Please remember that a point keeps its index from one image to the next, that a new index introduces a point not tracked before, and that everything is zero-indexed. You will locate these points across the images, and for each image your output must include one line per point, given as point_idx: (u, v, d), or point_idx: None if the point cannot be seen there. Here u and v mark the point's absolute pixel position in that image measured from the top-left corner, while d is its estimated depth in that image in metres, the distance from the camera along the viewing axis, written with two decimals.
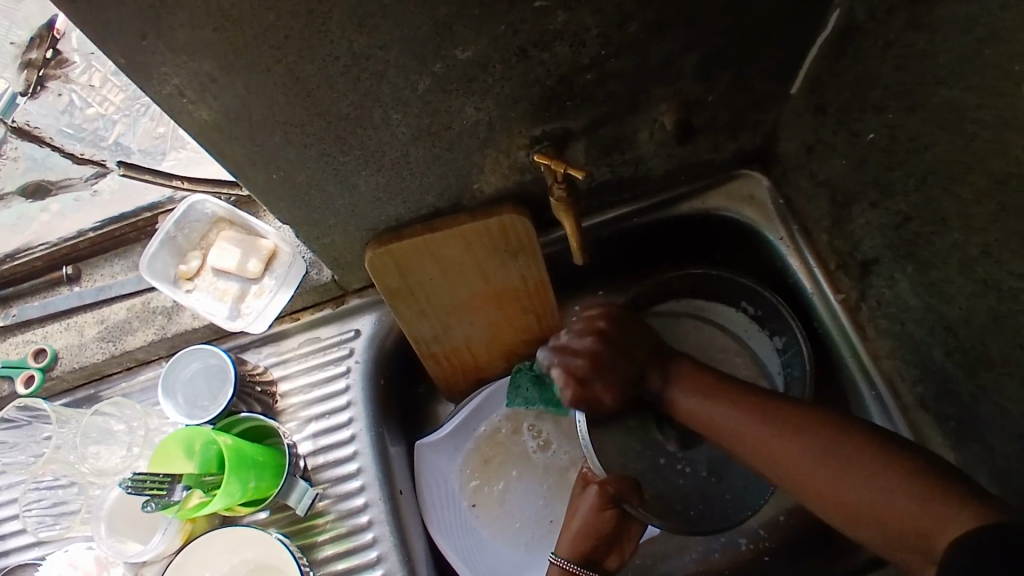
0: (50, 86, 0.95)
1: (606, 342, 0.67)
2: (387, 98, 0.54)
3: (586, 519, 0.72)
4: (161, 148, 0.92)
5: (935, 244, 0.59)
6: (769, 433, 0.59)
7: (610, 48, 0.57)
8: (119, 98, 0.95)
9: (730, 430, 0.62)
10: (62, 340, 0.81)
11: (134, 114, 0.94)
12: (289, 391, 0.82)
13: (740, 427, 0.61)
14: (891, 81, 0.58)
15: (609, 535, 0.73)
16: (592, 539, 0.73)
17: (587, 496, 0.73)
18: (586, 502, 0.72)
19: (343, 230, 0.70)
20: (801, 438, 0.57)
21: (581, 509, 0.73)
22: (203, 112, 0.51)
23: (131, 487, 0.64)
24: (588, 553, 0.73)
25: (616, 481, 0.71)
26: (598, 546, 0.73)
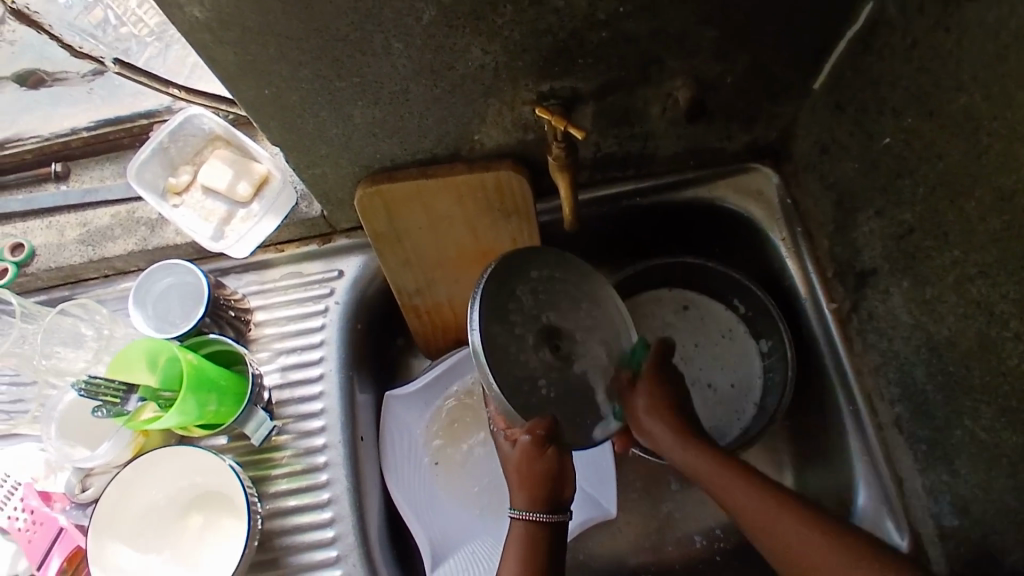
0: None
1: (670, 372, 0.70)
2: (389, 25, 0.52)
3: (523, 463, 0.61)
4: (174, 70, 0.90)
5: (934, 260, 0.57)
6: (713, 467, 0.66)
7: (627, 7, 0.54)
8: (153, 20, 0.94)
9: (704, 473, 0.67)
10: (42, 237, 0.80)
11: (165, 39, 0.93)
12: (264, 321, 0.81)
13: (749, 501, 0.63)
14: (915, 83, 0.55)
15: (553, 469, 0.62)
16: (541, 480, 0.63)
17: (521, 448, 0.61)
18: (518, 454, 0.61)
19: (334, 162, 0.68)
20: (761, 495, 0.62)
21: (517, 454, 0.61)
22: (194, 10, 0.48)
23: (84, 391, 0.64)
24: (540, 497, 0.63)
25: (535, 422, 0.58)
26: (551, 483, 0.63)
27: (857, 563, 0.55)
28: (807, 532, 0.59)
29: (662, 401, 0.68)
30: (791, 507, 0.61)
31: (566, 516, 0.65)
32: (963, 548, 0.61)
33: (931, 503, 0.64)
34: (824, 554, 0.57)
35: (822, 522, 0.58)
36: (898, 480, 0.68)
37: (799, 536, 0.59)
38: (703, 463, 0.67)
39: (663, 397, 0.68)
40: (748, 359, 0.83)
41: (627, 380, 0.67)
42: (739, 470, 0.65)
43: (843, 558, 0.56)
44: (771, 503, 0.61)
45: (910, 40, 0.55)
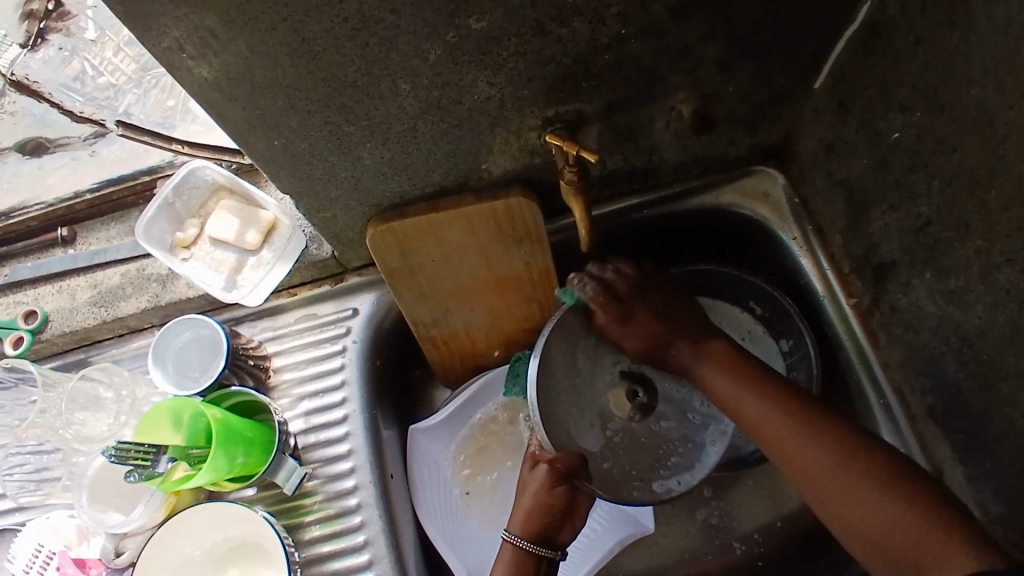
0: (51, 39, 0.91)
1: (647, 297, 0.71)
2: (396, 67, 0.52)
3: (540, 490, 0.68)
4: (169, 121, 0.87)
5: (956, 250, 0.57)
6: (773, 414, 0.62)
7: (630, 28, 0.55)
8: (131, 68, 0.92)
9: (749, 421, 0.63)
10: (53, 303, 0.79)
11: (146, 86, 0.91)
12: (282, 367, 0.80)
13: (786, 424, 0.61)
14: (920, 79, 0.56)
15: (563, 508, 0.69)
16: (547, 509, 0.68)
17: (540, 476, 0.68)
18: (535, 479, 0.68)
19: (344, 204, 0.68)
20: (824, 437, 0.58)
21: (534, 482, 0.68)
22: (203, 70, 0.48)
23: (114, 457, 0.61)
24: (541, 529, 0.69)
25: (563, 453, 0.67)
26: (553, 516, 0.69)
27: (890, 492, 0.53)
28: (876, 499, 0.53)
29: (661, 336, 0.70)
30: (853, 449, 0.56)
31: (558, 556, 0.70)
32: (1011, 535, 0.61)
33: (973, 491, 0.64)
34: (849, 485, 0.55)
35: (892, 476, 0.54)
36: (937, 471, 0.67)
37: (829, 463, 0.57)
38: (761, 415, 0.62)
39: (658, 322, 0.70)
40: (770, 361, 0.83)
41: (619, 321, 0.70)
42: (797, 421, 0.60)
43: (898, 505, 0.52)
44: (846, 454, 0.56)
45: (913, 37, 0.55)
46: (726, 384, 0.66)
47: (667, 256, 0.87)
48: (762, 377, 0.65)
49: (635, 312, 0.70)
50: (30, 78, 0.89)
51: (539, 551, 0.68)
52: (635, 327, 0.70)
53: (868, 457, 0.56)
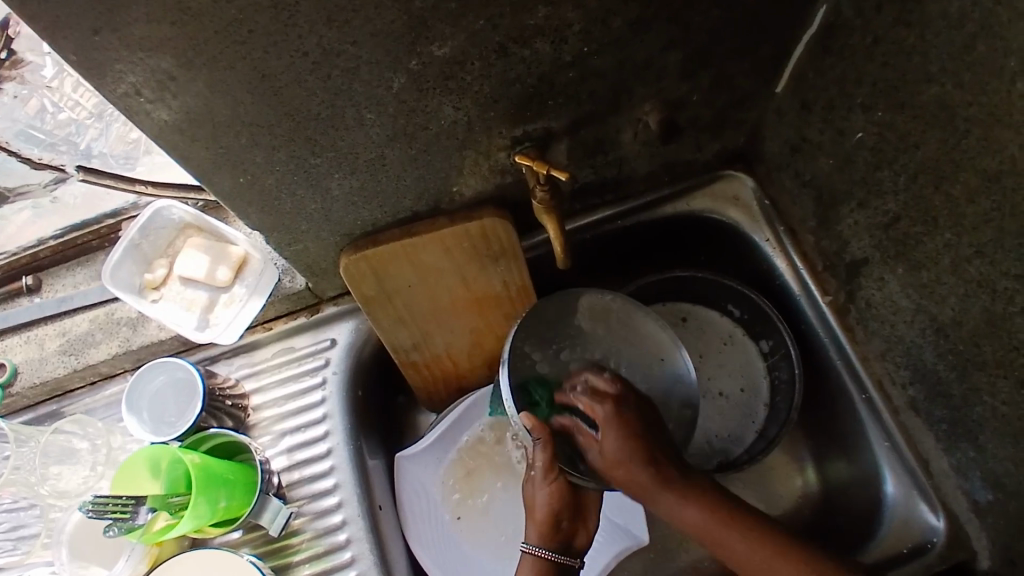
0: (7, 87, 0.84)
1: (621, 410, 0.61)
2: (361, 97, 0.52)
3: (546, 497, 0.63)
4: (134, 154, 0.86)
5: (925, 244, 0.58)
6: (706, 518, 0.61)
7: (593, 44, 0.55)
8: (91, 102, 0.87)
9: (687, 523, 0.62)
10: (21, 354, 0.77)
11: (108, 120, 0.87)
12: (261, 404, 0.79)
13: (709, 521, 0.61)
14: (879, 79, 0.56)
15: (572, 506, 0.65)
16: (557, 510, 0.63)
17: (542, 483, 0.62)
18: (541, 491, 0.63)
19: (316, 235, 0.67)
20: (750, 538, 0.61)
21: (538, 485, 0.63)
22: (162, 112, 0.47)
23: (92, 511, 0.59)
24: (563, 534, 0.65)
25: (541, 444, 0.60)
26: (565, 517, 0.64)
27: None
28: None
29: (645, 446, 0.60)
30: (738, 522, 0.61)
31: (577, 564, 0.66)
32: (1000, 520, 0.62)
33: (958, 478, 0.65)
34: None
35: (786, 549, 0.60)
36: (923, 461, 0.68)
37: (759, 556, 0.60)
38: (700, 519, 0.62)
39: (635, 433, 0.60)
40: (752, 363, 0.83)
41: (606, 425, 0.60)
42: (724, 524, 0.61)
43: (787, 566, 0.59)
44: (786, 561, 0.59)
45: (869, 38, 0.56)
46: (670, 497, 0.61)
47: (643, 264, 0.87)
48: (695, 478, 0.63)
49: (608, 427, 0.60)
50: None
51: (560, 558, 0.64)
52: (619, 444, 0.59)
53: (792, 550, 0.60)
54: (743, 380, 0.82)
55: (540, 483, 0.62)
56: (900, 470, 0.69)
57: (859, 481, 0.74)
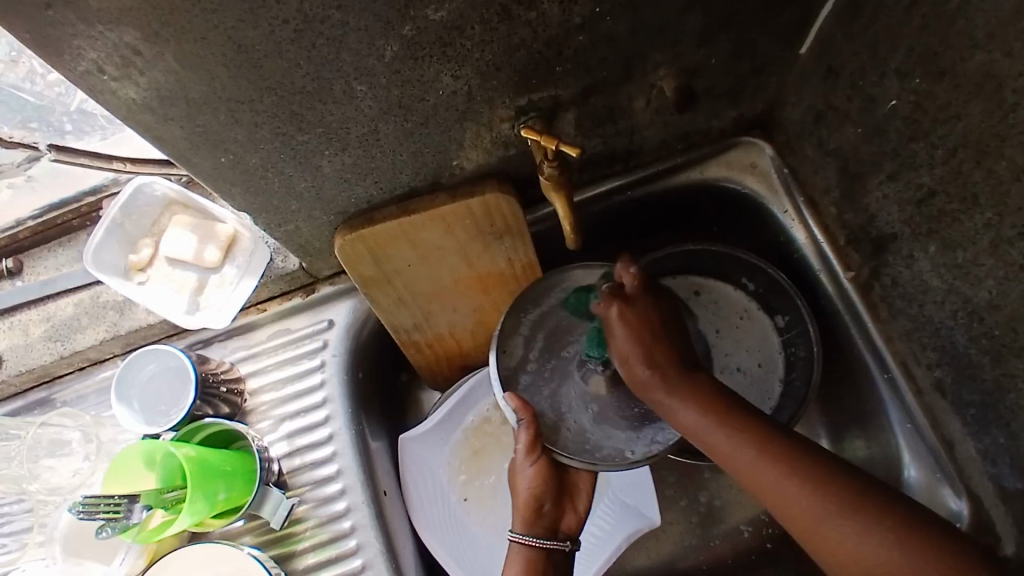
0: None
1: (649, 299, 0.59)
2: (349, 68, 0.47)
3: (530, 477, 0.62)
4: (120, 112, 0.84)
5: (962, 222, 0.54)
6: (724, 436, 0.53)
7: (604, 5, 0.50)
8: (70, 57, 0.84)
9: (694, 430, 0.54)
10: (5, 341, 0.74)
11: None
12: (259, 389, 0.76)
13: (730, 444, 0.52)
14: (918, 41, 0.51)
15: (557, 489, 0.64)
16: (541, 490, 0.63)
17: (527, 469, 0.62)
18: (526, 475, 0.62)
19: (308, 215, 0.63)
20: (771, 452, 0.51)
21: (520, 466, 0.62)
22: (128, 90, 0.43)
23: (82, 513, 0.57)
24: (546, 517, 0.63)
25: (524, 426, 0.60)
26: (547, 498, 0.63)
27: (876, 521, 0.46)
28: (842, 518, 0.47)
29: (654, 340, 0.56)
30: (764, 445, 0.51)
31: (571, 547, 0.64)
32: None
33: (984, 464, 0.62)
34: (783, 491, 0.49)
35: (806, 467, 0.49)
36: (947, 445, 0.65)
37: (766, 473, 0.50)
38: (714, 438, 0.53)
39: (643, 329, 0.56)
40: (767, 338, 0.79)
41: (632, 321, 0.57)
42: (742, 431, 0.52)
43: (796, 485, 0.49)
44: (782, 465, 0.50)
45: None
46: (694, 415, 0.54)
47: (652, 237, 0.83)
48: (712, 393, 0.55)
49: (620, 305, 0.57)
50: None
51: (549, 545, 0.62)
52: (632, 338, 0.56)
53: (814, 471, 0.49)
54: (760, 355, 0.79)
55: (522, 467, 0.62)
56: (923, 453, 0.66)
57: (877, 464, 0.71)
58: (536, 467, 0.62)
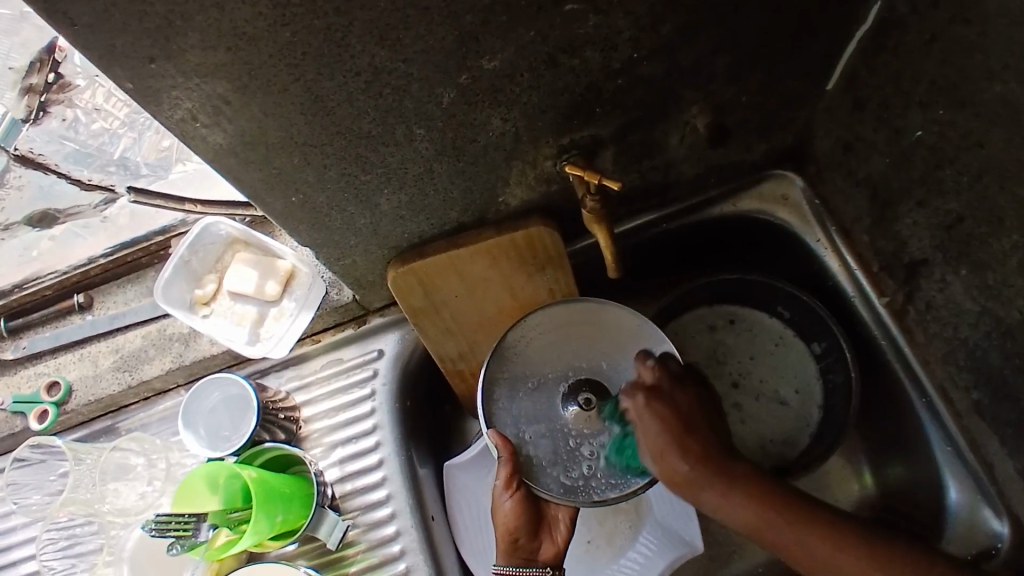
0: (52, 110, 0.90)
1: (677, 390, 0.57)
2: (410, 114, 0.51)
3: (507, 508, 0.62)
4: (167, 162, 0.88)
5: (992, 246, 0.56)
6: (772, 519, 0.57)
7: (641, 51, 0.54)
8: (124, 112, 0.91)
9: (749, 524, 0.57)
10: (75, 371, 0.78)
11: (139, 129, 0.90)
12: (312, 416, 0.79)
13: (758, 513, 0.57)
14: (941, 76, 0.54)
15: (534, 523, 0.64)
16: (519, 528, 0.63)
17: (505, 503, 0.62)
18: (507, 508, 0.62)
19: (364, 250, 0.67)
20: (813, 532, 0.57)
21: (504, 503, 0.62)
22: (215, 137, 0.47)
23: (154, 531, 0.61)
24: (521, 549, 0.64)
25: (502, 459, 0.58)
26: (519, 531, 0.63)
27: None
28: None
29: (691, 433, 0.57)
30: (819, 519, 0.57)
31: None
32: None
33: None
34: (847, 574, 0.56)
35: (852, 544, 0.56)
36: (990, 467, 0.66)
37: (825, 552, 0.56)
38: (759, 520, 0.57)
39: (677, 422, 0.56)
40: (805, 364, 0.81)
41: (660, 411, 0.56)
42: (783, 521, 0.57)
43: (848, 559, 0.56)
44: (839, 545, 0.57)
45: (930, 34, 0.54)
46: (713, 494, 0.57)
47: (689, 268, 0.86)
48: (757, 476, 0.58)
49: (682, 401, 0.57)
50: (34, 151, 0.89)
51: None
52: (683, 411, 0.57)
53: (862, 551, 0.56)
54: (798, 382, 0.81)
55: (506, 501, 0.61)
56: (965, 475, 0.67)
57: (919, 487, 0.72)
58: (511, 502, 0.61)
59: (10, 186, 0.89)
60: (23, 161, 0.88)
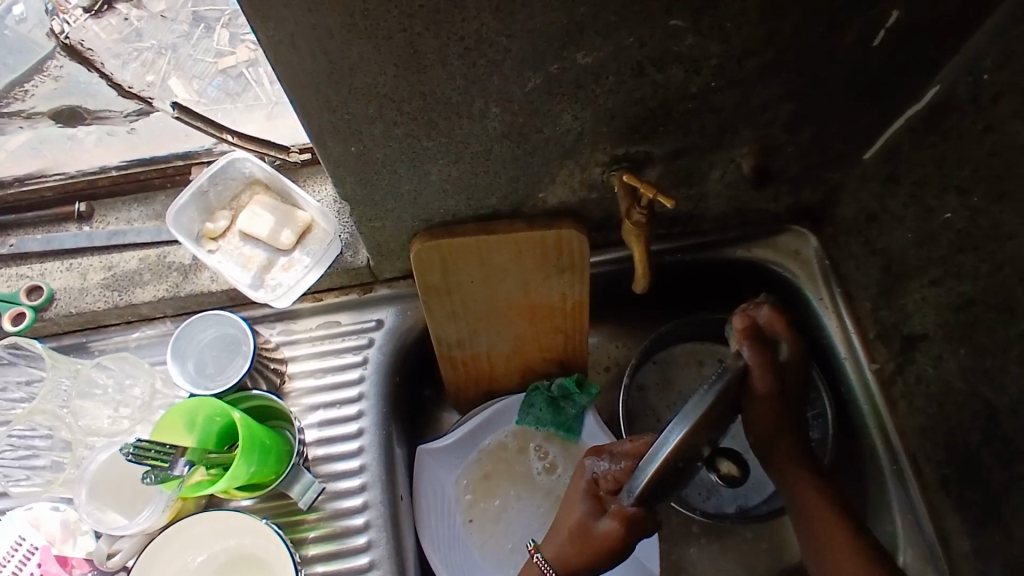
0: (116, 7, 0.76)
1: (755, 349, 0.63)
2: (494, 90, 0.52)
3: (579, 520, 0.65)
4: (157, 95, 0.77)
5: (997, 331, 0.60)
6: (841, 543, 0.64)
7: (721, 81, 0.56)
8: (115, 37, 0.76)
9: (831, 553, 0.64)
10: (61, 280, 0.76)
11: (128, 57, 0.77)
12: (296, 373, 0.78)
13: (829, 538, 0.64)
14: (983, 165, 0.58)
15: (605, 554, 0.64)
16: (605, 554, 0.63)
17: (607, 526, 0.63)
18: (604, 527, 0.63)
19: (397, 216, 0.67)
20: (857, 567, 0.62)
21: (579, 509, 0.66)
22: (305, 63, 0.47)
23: (131, 455, 0.58)
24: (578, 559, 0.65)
25: (619, 467, 0.65)
26: (615, 556, 0.64)
27: None
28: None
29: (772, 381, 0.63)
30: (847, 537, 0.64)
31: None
32: None
33: (982, 563, 0.66)
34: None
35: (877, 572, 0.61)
36: (944, 540, 0.69)
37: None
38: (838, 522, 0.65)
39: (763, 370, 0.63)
40: None
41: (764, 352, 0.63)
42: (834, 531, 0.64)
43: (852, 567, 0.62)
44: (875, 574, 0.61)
45: (982, 124, 0.58)
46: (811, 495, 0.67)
47: (689, 303, 0.88)
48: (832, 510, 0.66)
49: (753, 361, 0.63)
50: (84, 44, 0.76)
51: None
52: (757, 372, 0.63)
53: None
54: None
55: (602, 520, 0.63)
56: (918, 542, 0.71)
57: None
58: (615, 529, 0.62)
59: (46, 73, 0.78)
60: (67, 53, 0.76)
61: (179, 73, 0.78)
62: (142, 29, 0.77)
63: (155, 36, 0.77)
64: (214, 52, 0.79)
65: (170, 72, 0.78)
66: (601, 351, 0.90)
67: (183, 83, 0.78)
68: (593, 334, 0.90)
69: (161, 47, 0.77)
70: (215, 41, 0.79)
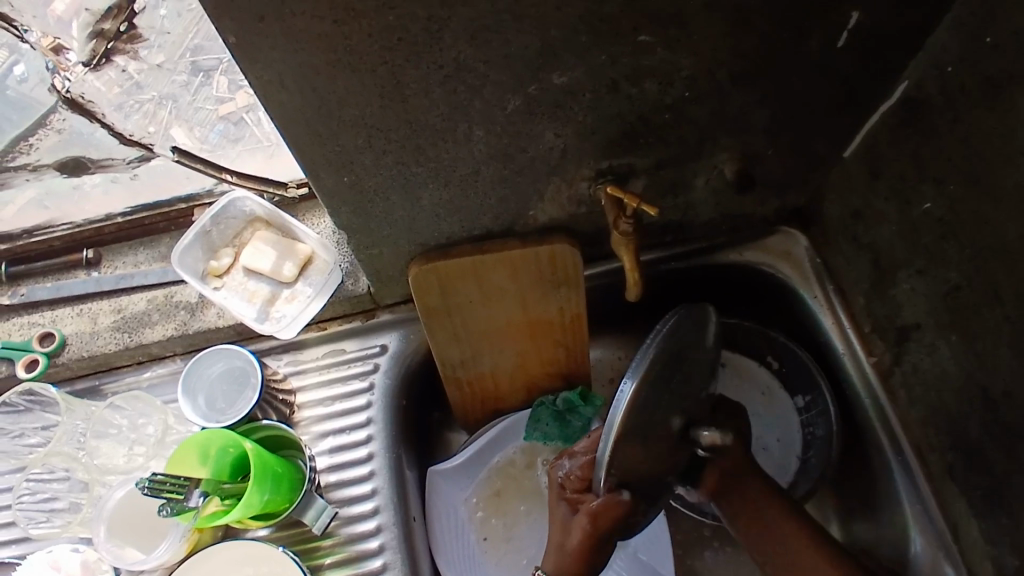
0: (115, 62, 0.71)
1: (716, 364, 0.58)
2: (476, 115, 0.54)
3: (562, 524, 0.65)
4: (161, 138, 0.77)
5: (984, 314, 0.61)
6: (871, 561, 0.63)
7: (694, 91, 0.58)
8: (116, 91, 0.72)
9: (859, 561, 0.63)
10: (72, 326, 0.78)
11: (130, 111, 0.73)
12: (305, 403, 0.79)
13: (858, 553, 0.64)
14: (955, 154, 0.60)
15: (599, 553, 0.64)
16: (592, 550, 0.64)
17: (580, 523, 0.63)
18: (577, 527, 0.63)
19: (393, 242, 0.69)
20: None
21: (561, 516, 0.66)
22: (292, 99, 0.50)
23: (147, 488, 0.60)
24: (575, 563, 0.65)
25: (580, 464, 0.66)
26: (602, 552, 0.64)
27: None
28: None
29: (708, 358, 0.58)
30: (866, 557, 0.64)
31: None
32: None
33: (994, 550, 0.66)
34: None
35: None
36: (955, 527, 0.69)
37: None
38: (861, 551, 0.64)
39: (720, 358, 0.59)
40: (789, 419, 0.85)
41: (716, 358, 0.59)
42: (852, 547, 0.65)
43: None
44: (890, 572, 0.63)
45: (950, 114, 0.60)
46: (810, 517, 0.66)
47: None
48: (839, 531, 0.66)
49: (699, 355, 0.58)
50: (85, 97, 0.71)
51: None
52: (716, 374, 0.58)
53: None
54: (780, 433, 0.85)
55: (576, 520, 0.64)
56: (929, 532, 0.71)
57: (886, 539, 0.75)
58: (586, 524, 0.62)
59: (49, 127, 0.78)
60: (67, 106, 0.72)
61: (182, 123, 0.78)
62: (142, 80, 0.74)
63: (156, 87, 0.75)
64: (214, 99, 0.80)
65: (172, 122, 0.77)
66: (604, 363, 0.91)
67: (185, 131, 0.78)
68: (595, 347, 0.91)
69: (160, 98, 0.76)
70: (215, 89, 0.80)
